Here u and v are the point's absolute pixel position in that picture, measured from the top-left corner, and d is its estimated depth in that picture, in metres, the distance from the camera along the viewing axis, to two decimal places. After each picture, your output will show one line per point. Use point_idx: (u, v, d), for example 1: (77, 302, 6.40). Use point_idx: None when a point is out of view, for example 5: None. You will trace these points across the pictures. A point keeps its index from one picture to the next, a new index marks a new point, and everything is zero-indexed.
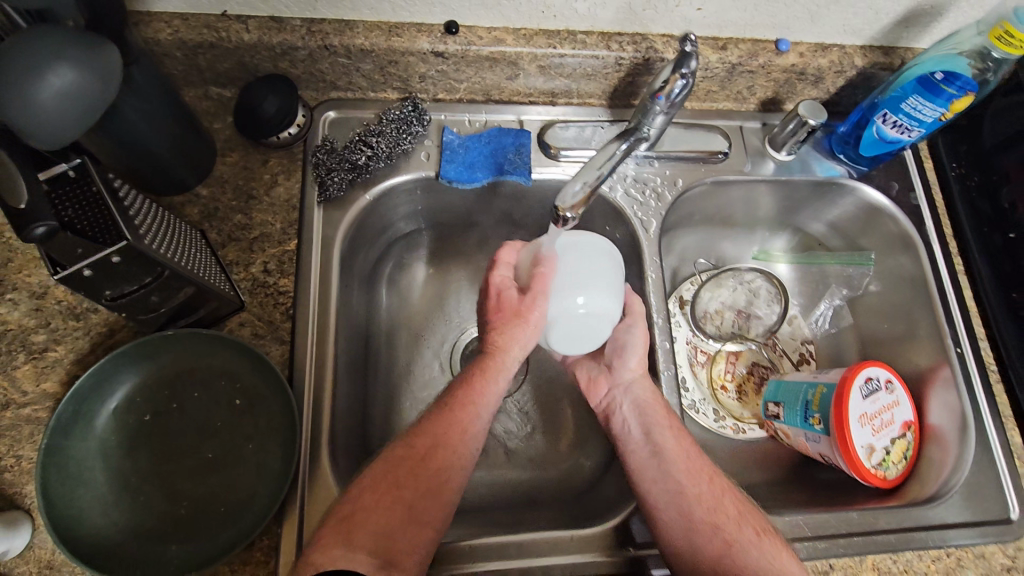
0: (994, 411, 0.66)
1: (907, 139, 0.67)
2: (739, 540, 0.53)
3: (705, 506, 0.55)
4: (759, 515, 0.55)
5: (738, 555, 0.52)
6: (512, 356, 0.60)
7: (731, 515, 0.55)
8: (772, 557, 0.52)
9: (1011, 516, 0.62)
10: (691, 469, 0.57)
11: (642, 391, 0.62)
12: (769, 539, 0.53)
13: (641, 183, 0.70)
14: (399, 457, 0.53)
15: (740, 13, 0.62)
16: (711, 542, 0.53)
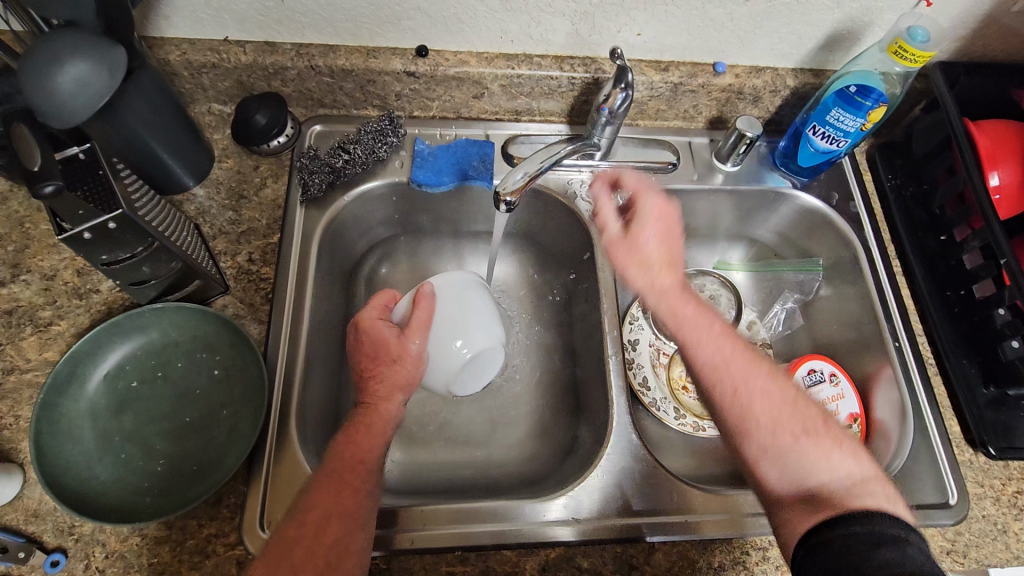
0: (931, 401, 0.68)
1: (837, 149, 0.73)
2: (786, 447, 0.53)
3: (738, 418, 0.55)
4: (807, 419, 0.55)
5: (791, 462, 0.53)
6: (382, 408, 0.60)
7: (771, 413, 0.54)
8: (815, 457, 0.52)
9: (949, 500, 0.64)
10: (725, 356, 0.57)
11: (655, 297, 0.60)
12: (812, 439, 0.53)
13: None
14: (300, 528, 0.51)
15: (676, 38, 0.71)
16: (759, 437, 0.54)
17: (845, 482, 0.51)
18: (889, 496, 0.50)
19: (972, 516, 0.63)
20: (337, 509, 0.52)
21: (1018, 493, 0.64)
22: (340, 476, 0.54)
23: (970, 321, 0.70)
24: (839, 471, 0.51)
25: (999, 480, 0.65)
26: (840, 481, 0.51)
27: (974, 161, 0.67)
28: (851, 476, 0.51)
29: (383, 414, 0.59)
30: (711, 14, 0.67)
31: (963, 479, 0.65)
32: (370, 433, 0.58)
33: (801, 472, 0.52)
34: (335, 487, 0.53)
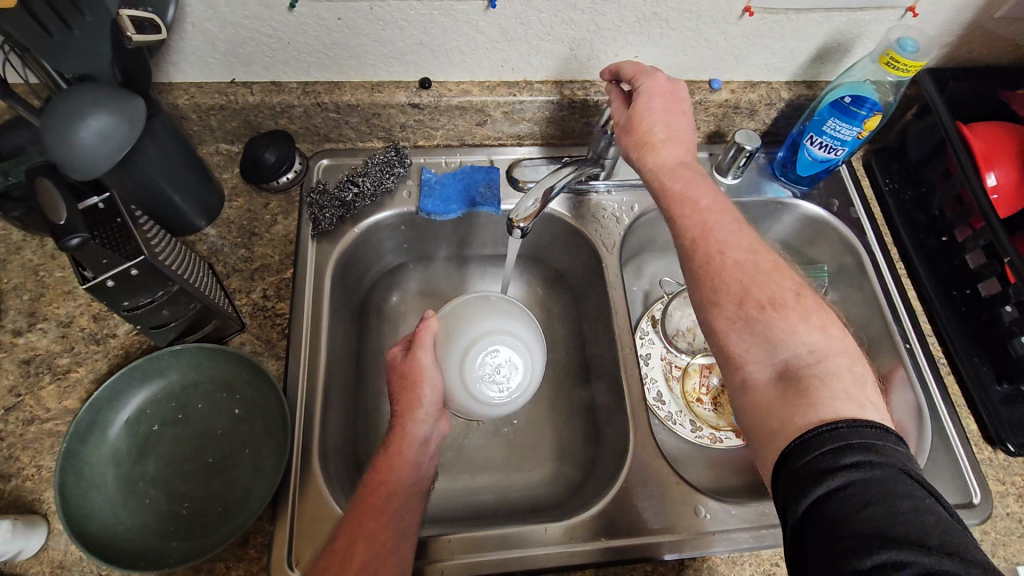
0: (948, 401, 0.69)
1: (835, 157, 0.75)
2: (753, 317, 0.54)
3: (712, 275, 0.57)
4: (782, 290, 0.55)
5: (760, 330, 0.53)
6: (417, 420, 0.61)
7: (745, 283, 0.55)
8: (788, 328, 0.53)
9: (973, 500, 0.64)
10: (705, 221, 0.59)
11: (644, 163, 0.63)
12: (776, 311, 0.54)
13: (601, 209, 0.78)
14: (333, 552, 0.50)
15: (672, 59, 0.73)
16: (731, 307, 0.55)
17: (810, 356, 0.52)
18: (854, 374, 0.50)
19: (997, 514, 0.63)
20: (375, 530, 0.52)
21: None
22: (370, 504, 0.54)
23: (979, 318, 0.71)
24: (806, 343, 0.52)
25: (1020, 477, 0.65)
26: (806, 359, 0.51)
27: (969, 161, 0.68)
28: (816, 349, 0.52)
29: (409, 434, 0.60)
30: (705, 34, 0.69)
31: (984, 477, 0.65)
32: (396, 456, 0.58)
33: (772, 343, 0.53)
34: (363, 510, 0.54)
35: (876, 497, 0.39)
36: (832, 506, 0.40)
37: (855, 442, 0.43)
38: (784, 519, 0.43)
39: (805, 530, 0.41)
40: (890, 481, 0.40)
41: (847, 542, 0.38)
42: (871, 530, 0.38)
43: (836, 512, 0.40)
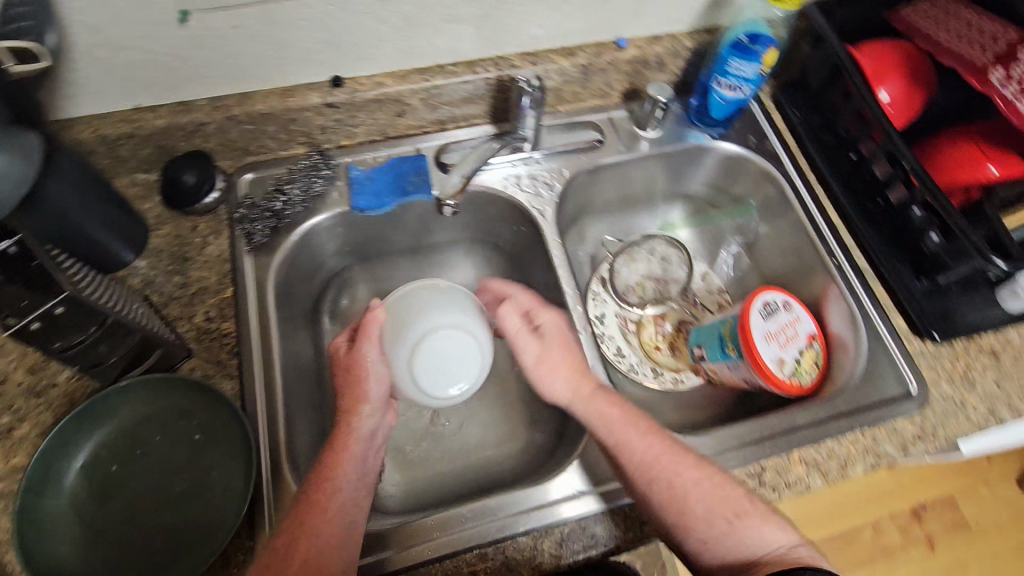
0: (876, 305, 0.74)
1: (743, 95, 0.78)
2: (721, 534, 0.55)
3: (675, 509, 0.56)
4: (740, 496, 0.56)
5: (733, 541, 0.54)
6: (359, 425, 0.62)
7: (706, 513, 0.55)
8: (749, 539, 0.54)
9: (910, 390, 0.69)
10: (652, 444, 0.59)
11: (586, 408, 0.64)
12: (741, 521, 0.55)
13: (533, 179, 0.79)
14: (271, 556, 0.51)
15: (576, 24, 0.74)
16: (693, 543, 0.55)
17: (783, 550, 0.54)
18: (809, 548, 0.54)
19: (933, 397, 0.69)
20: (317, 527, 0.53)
21: (968, 368, 0.71)
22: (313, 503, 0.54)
23: (892, 225, 0.76)
24: (771, 550, 0.54)
25: (949, 361, 0.71)
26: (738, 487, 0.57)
27: (863, 82, 0.72)
28: (783, 550, 0.54)
29: (354, 431, 0.61)
30: None
31: (917, 367, 0.70)
32: (342, 453, 0.59)
33: (743, 559, 0.54)
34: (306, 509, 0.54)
35: None
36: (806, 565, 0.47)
37: None
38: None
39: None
40: None
41: None
42: None
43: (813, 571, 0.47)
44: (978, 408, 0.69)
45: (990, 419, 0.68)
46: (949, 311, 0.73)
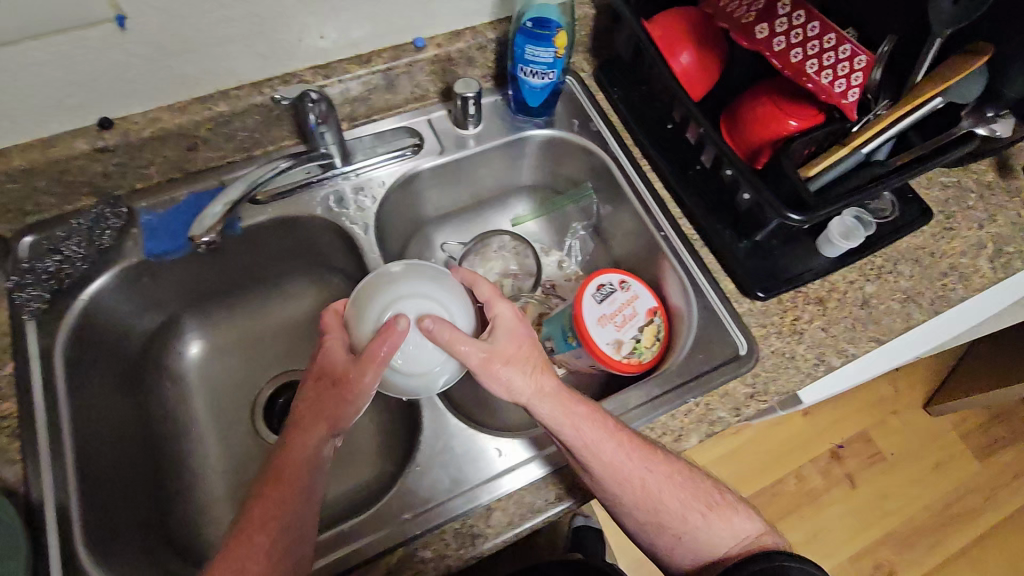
0: (705, 272, 0.74)
1: (550, 80, 0.76)
2: (659, 545, 0.61)
3: (650, 509, 0.61)
4: (714, 489, 0.64)
5: (680, 554, 0.63)
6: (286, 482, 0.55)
7: (680, 507, 0.61)
8: (715, 530, 0.62)
9: (741, 351, 0.70)
10: (655, 440, 0.61)
11: (550, 407, 0.59)
12: (716, 512, 0.63)
13: (346, 199, 0.76)
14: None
15: (362, 29, 0.71)
16: (666, 539, 0.62)
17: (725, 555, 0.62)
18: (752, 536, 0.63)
19: (764, 355, 0.70)
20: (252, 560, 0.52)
21: (796, 320, 0.72)
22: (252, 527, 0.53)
23: (712, 190, 0.76)
24: (740, 538, 0.62)
25: (778, 316, 0.72)
26: (701, 473, 0.65)
27: (654, 54, 0.72)
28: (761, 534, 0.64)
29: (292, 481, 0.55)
30: None
31: (746, 328, 0.71)
32: (265, 518, 0.53)
33: (670, 566, 0.62)
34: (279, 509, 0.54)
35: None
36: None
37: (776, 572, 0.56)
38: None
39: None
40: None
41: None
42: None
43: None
44: (806, 357, 0.70)
45: (818, 366, 0.70)
46: (776, 267, 0.73)
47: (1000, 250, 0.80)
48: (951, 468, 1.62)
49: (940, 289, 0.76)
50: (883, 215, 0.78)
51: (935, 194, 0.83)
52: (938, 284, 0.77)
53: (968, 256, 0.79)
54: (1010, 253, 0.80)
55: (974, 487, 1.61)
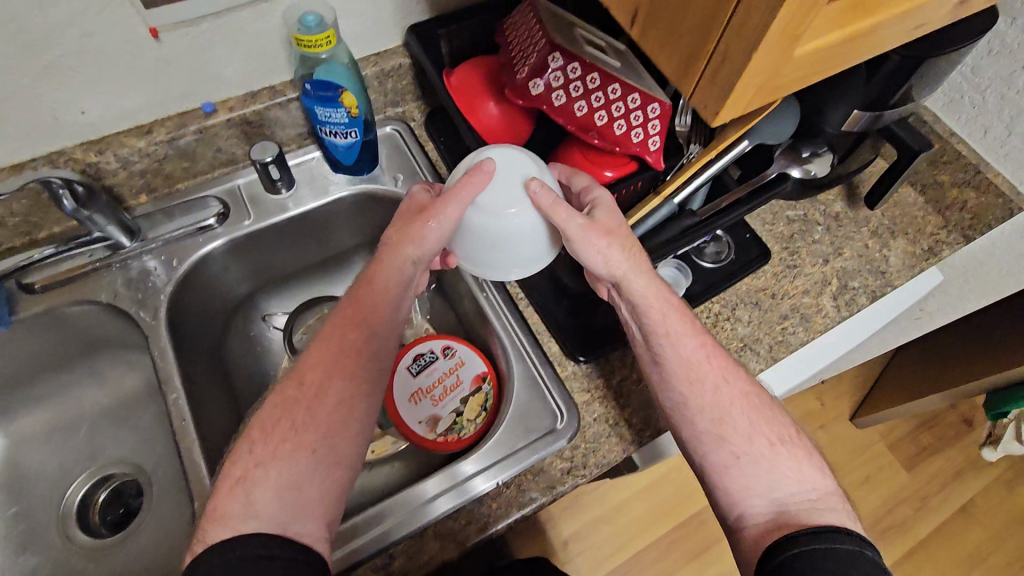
0: (526, 331, 0.70)
1: (355, 139, 0.71)
2: (739, 461, 0.57)
3: (715, 422, 0.58)
4: (784, 426, 0.60)
5: (735, 481, 0.56)
6: (301, 411, 0.57)
7: (748, 428, 0.58)
8: (788, 467, 0.57)
9: (559, 424, 0.65)
10: (714, 359, 0.60)
11: (646, 284, 0.59)
12: (783, 448, 0.58)
13: (136, 282, 0.70)
14: (284, 398, 0.58)
15: (132, 99, 0.65)
16: (721, 454, 0.57)
17: (795, 498, 0.55)
18: (820, 491, 0.56)
19: (585, 424, 0.65)
20: (296, 418, 0.57)
21: (623, 380, 0.67)
22: (306, 371, 0.59)
23: None
24: (807, 484, 0.56)
25: (603, 378, 0.67)
26: (771, 409, 0.60)
27: (455, 110, 0.71)
28: (816, 490, 0.56)
29: (311, 409, 0.57)
30: (141, 65, 0.62)
31: (568, 394, 0.66)
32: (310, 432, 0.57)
33: (757, 484, 0.56)
34: (314, 391, 0.58)
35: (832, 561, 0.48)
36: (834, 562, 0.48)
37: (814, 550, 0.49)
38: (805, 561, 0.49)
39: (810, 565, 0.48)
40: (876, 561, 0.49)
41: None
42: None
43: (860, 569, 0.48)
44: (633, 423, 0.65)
45: (645, 432, 0.65)
46: (598, 324, 0.69)
47: (845, 285, 0.77)
48: (881, 481, 1.57)
49: (779, 334, 0.73)
50: (719, 258, 0.74)
51: (780, 230, 0.80)
52: (777, 329, 0.73)
53: (810, 295, 0.75)
54: (855, 289, 0.77)
55: (907, 498, 1.56)
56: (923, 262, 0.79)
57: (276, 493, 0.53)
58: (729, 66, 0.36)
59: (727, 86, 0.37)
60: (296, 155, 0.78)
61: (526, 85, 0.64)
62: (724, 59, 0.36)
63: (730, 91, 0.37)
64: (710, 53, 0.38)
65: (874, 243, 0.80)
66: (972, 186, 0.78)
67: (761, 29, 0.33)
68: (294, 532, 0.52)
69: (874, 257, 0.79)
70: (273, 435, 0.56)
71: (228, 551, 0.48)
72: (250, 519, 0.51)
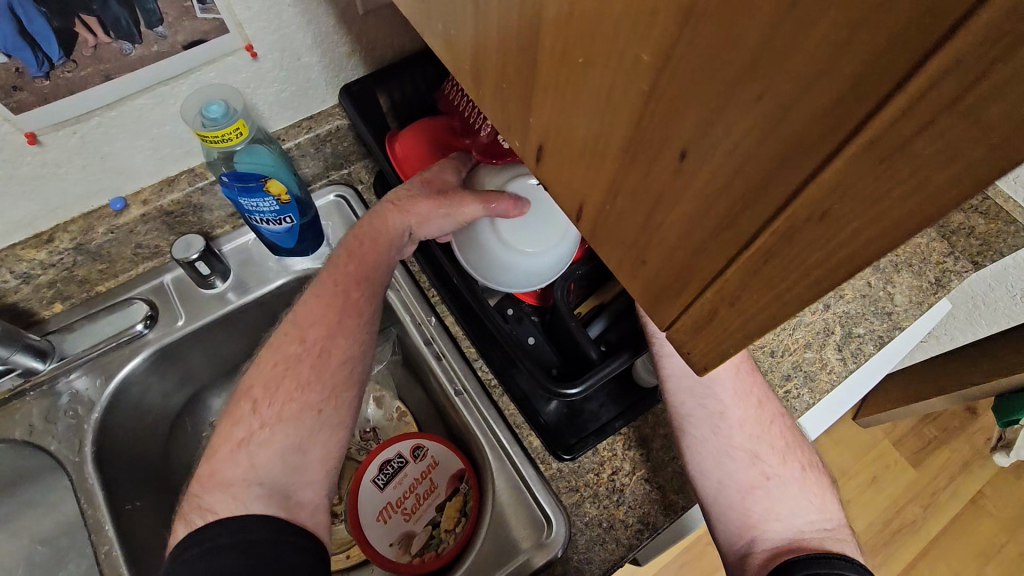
0: (503, 424, 0.62)
1: (292, 223, 0.63)
2: (763, 483, 0.54)
3: (749, 439, 0.56)
4: (806, 452, 0.58)
5: (758, 502, 0.53)
6: (315, 366, 0.54)
7: (779, 451, 0.56)
8: (811, 493, 0.54)
9: (547, 536, 0.57)
10: (754, 377, 0.58)
11: None
12: (808, 474, 0.56)
13: (56, 410, 0.62)
14: (287, 355, 0.54)
15: (22, 209, 0.56)
16: (751, 474, 0.54)
17: (815, 527, 0.52)
18: (835, 519, 0.54)
19: (576, 532, 0.58)
20: (300, 377, 0.53)
21: (614, 475, 0.59)
22: (297, 363, 0.54)
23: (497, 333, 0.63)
24: (823, 509, 0.54)
25: (594, 473, 0.60)
26: (801, 436, 0.58)
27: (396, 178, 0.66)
28: (833, 520, 0.54)
29: (321, 366, 0.54)
30: (22, 173, 0.53)
31: (555, 497, 0.58)
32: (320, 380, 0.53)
33: (780, 513, 0.53)
34: (320, 349, 0.54)
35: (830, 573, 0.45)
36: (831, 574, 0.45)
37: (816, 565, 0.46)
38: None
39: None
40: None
41: None
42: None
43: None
44: (629, 524, 0.58)
45: (643, 533, 0.57)
46: (586, 412, 0.61)
47: (850, 333, 0.71)
48: (889, 481, 1.50)
49: (783, 400, 0.68)
50: None
51: None
52: (780, 393, 0.68)
53: (813, 349, 0.70)
54: (860, 336, 0.70)
55: (915, 496, 1.49)
56: (932, 297, 0.72)
57: (280, 458, 0.51)
58: (739, 324, 0.19)
59: (735, 345, 0.19)
60: (231, 239, 0.70)
61: (496, 141, 0.60)
62: (726, 311, 0.19)
63: (732, 350, 0.20)
64: (693, 286, 0.20)
65: (877, 280, 0.73)
66: (980, 212, 0.69)
67: (826, 287, 0.15)
68: (295, 502, 0.50)
69: (877, 296, 0.72)
70: (279, 393, 0.53)
71: (229, 531, 0.45)
72: (258, 489, 0.49)
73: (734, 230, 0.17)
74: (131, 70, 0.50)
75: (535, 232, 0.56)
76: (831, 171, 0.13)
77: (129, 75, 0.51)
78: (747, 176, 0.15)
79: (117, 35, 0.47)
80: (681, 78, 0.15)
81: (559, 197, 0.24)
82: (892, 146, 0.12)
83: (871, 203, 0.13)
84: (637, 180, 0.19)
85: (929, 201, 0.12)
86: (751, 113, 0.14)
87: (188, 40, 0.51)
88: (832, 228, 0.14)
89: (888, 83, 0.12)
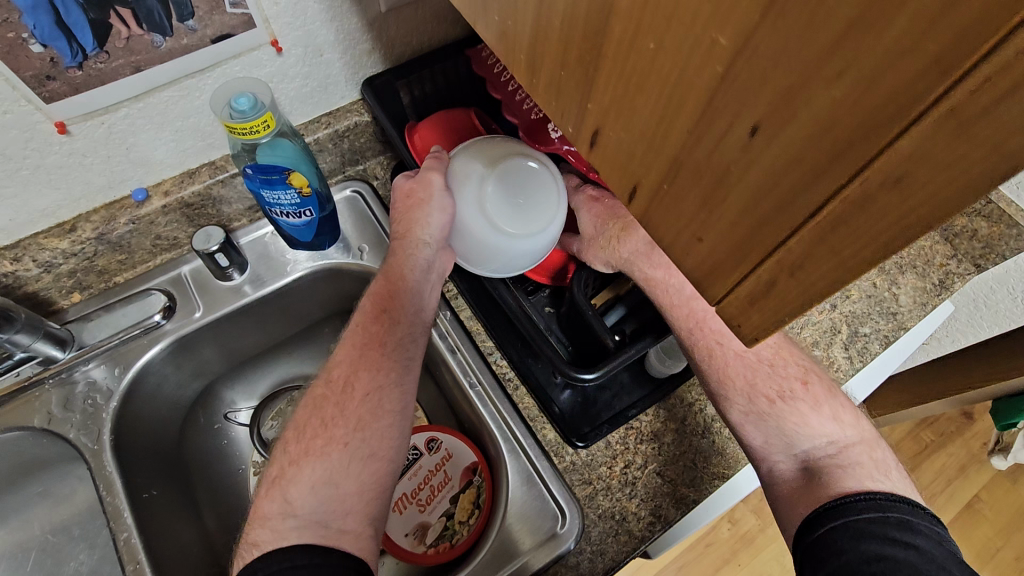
0: (517, 417, 0.63)
1: (311, 216, 0.64)
2: (766, 411, 0.54)
3: (748, 368, 0.55)
4: (808, 367, 0.57)
5: (764, 433, 0.54)
6: (341, 405, 0.54)
7: (778, 373, 0.56)
8: (817, 410, 0.55)
9: (560, 527, 0.58)
10: None
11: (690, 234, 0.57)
12: (811, 390, 0.55)
13: (73, 400, 0.62)
14: (317, 397, 0.56)
15: (47, 198, 0.57)
16: (755, 403, 0.54)
17: (828, 447, 0.53)
18: (871, 459, 0.52)
19: (589, 524, 0.58)
20: (331, 413, 0.54)
21: (626, 468, 0.60)
22: (310, 400, 0.56)
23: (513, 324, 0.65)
24: (829, 431, 0.54)
25: (606, 465, 0.60)
26: (828, 450, 0.53)
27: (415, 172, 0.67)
28: (834, 439, 0.53)
29: (346, 396, 0.55)
30: (50, 162, 0.54)
31: (568, 489, 0.59)
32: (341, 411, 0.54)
33: (786, 438, 0.54)
34: (343, 385, 0.55)
35: (855, 522, 0.46)
36: (854, 522, 0.46)
37: (838, 517, 0.47)
38: (828, 534, 0.46)
39: (834, 534, 0.46)
40: (897, 511, 0.46)
41: (847, 536, 0.45)
42: (896, 522, 0.45)
43: (880, 521, 0.45)
44: (641, 517, 0.59)
45: (655, 526, 0.58)
46: (600, 402, 0.62)
47: (856, 332, 0.72)
48: None
49: None
50: None
51: None
52: None
53: (821, 347, 0.71)
54: (866, 335, 0.72)
55: None
56: (935, 298, 0.73)
57: (322, 455, 0.52)
58: (799, 291, 0.20)
59: (792, 314, 0.21)
60: (248, 232, 0.71)
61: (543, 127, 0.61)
62: (786, 281, 0.20)
63: (790, 318, 0.21)
64: (751, 259, 0.21)
65: (882, 281, 0.74)
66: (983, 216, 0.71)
67: (894, 246, 0.17)
68: (337, 529, 0.49)
69: (883, 296, 0.74)
70: (306, 433, 0.54)
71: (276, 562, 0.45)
72: (290, 519, 0.49)
73: (801, 203, 0.18)
74: (162, 62, 0.51)
75: (504, 203, 0.57)
76: (908, 139, 0.15)
77: (159, 67, 0.52)
78: (819, 149, 0.17)
79: (150, 27, 0.48)
80: (759, 60, 0.17)
81: (614, 180, 0.26)
82: (972, 113, 0.14)
83: (948, 166, 0.15)
84: (700, 161, 0.20)
85: (1002, 161, 0.14)
86: (831, 89, 0.15)
87: (216, 34, 0.52)
88: (907, 190, 0.16)
89: (975, 56, 0.13)
